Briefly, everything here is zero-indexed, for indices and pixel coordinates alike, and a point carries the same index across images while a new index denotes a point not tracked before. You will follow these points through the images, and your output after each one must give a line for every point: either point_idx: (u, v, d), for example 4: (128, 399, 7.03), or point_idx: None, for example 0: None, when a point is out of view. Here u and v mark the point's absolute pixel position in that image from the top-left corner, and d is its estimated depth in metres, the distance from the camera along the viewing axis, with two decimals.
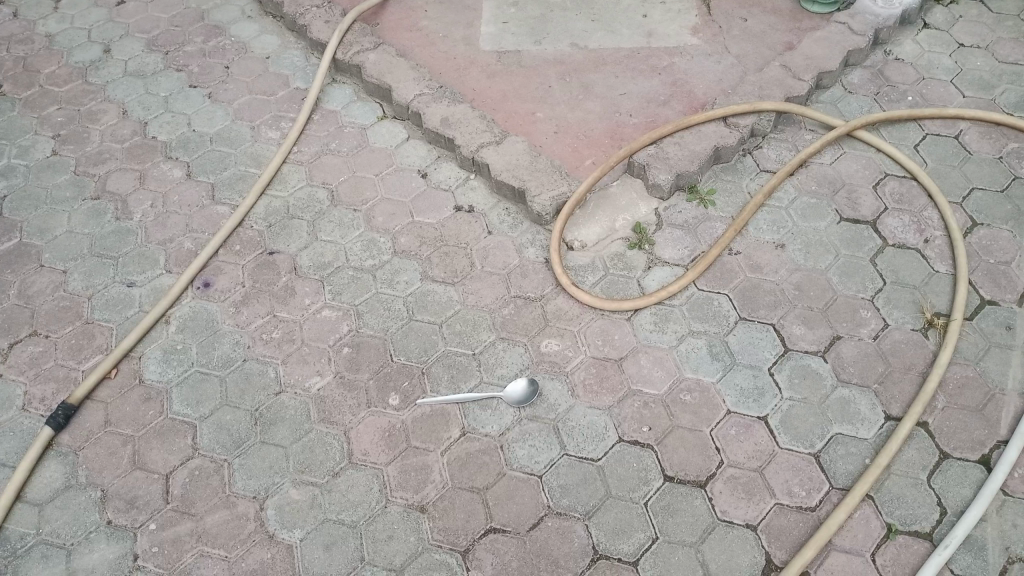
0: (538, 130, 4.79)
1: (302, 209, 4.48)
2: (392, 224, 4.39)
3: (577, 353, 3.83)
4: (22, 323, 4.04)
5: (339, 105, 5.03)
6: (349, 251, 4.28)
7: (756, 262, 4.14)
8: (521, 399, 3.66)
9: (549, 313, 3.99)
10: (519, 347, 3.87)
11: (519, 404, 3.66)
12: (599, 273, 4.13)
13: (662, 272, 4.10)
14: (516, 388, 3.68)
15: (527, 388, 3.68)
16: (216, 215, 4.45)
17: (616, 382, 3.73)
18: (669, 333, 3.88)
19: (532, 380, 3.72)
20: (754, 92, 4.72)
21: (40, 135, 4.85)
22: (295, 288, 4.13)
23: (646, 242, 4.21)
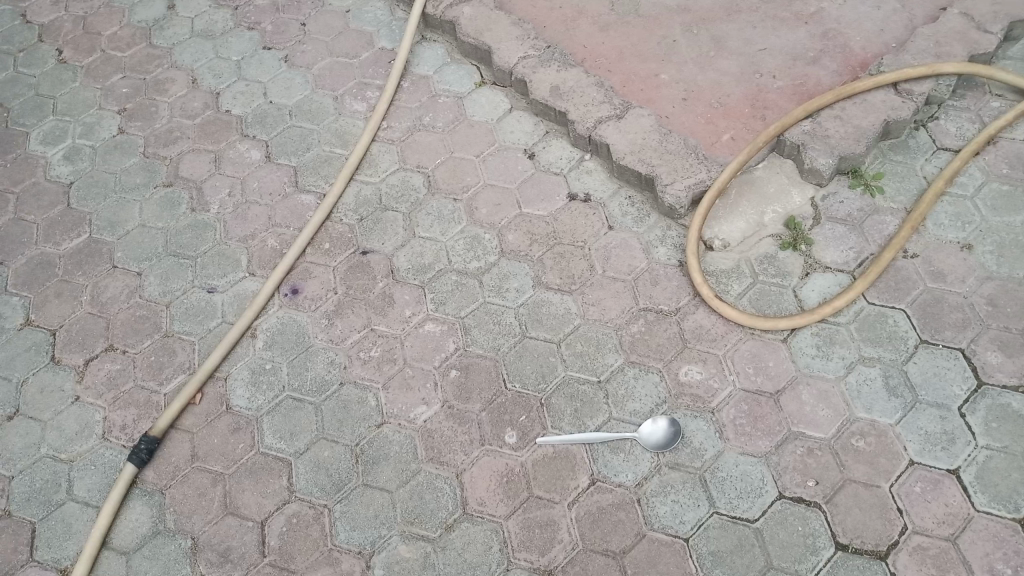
0: (664, 97, 4.09)
1: (395, 198, 3.93)
2: (496, 218, 3.83)
3: (725, 385, 3.28)
4: (96, 336, 3.64)
5: (431, 68, 4.40)
6: (451, 251, 3.74)
7: (938, 268, 3.46)
8: (663, 443, 3.15)
9: (687, 333, 3.42)
10: (653, 374, 3.33)
11: (658, 449, 3.15)
12: (746, 281, 3.52)
13: (822, 280, 3.48)
14: (653, 429, 3.17)
15: (666, 428, 3.17)
16: (300, 206, 3.94)
17: (774, 422, 3.19)
18: (835, 359, 3.30)
19: (669, 419, 3.20)
20: (931, 48, 3.90)
21: (105, 110, 4.38)
22: (393, 295, 3.62)
23: (803, 241, 3.57)
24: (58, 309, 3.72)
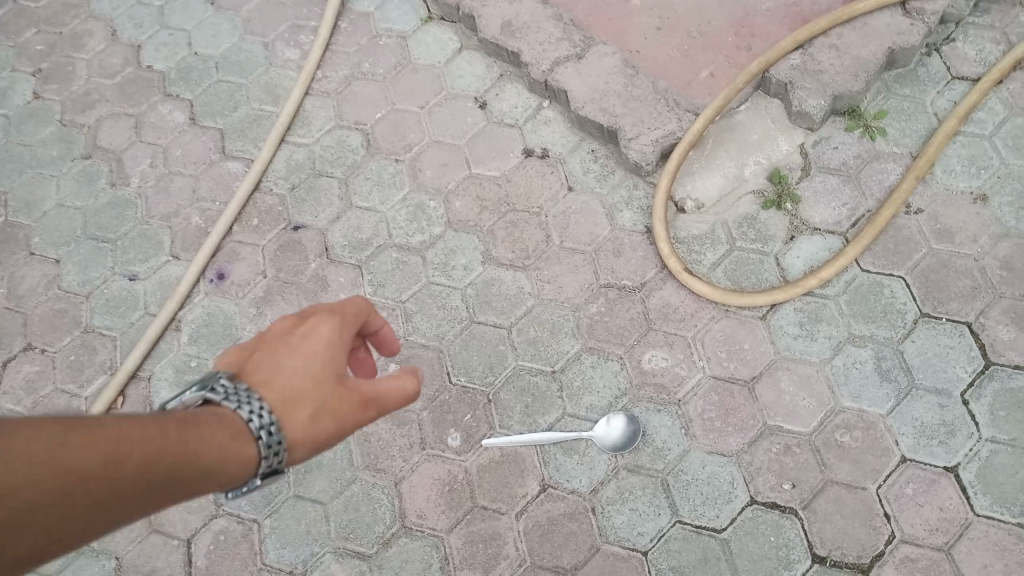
0: (633, 27, 3.54)
1: (331, 162, 3.51)
2: (443, 181, 3.39)
3: (693, 373, 2.87)
4: (14, 333, 3.37)
5: (371, 4, 3.87)
6: (391, 222, 3.34)
7: (946, 226, 2.97)
8: (620, 444, 2.78)
9: (652, 312, 3.00)
10: (613, 363, 2.94)
11: (615, 451, 2.78)
12: (722, 248, 3.07)
13: (810, 244, 3.02)
14: (609, 429, 2.80)
15: (624, 427, 2.80)
16: (228, 176, 3.55)
17: (748, 415, 2.79)
18: (821, 339, 2.86)
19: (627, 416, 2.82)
20: None
21: (18, 72, 3.97)
22: (327, 278, 3.26)
23: (788, 199, 3.09)
24: None
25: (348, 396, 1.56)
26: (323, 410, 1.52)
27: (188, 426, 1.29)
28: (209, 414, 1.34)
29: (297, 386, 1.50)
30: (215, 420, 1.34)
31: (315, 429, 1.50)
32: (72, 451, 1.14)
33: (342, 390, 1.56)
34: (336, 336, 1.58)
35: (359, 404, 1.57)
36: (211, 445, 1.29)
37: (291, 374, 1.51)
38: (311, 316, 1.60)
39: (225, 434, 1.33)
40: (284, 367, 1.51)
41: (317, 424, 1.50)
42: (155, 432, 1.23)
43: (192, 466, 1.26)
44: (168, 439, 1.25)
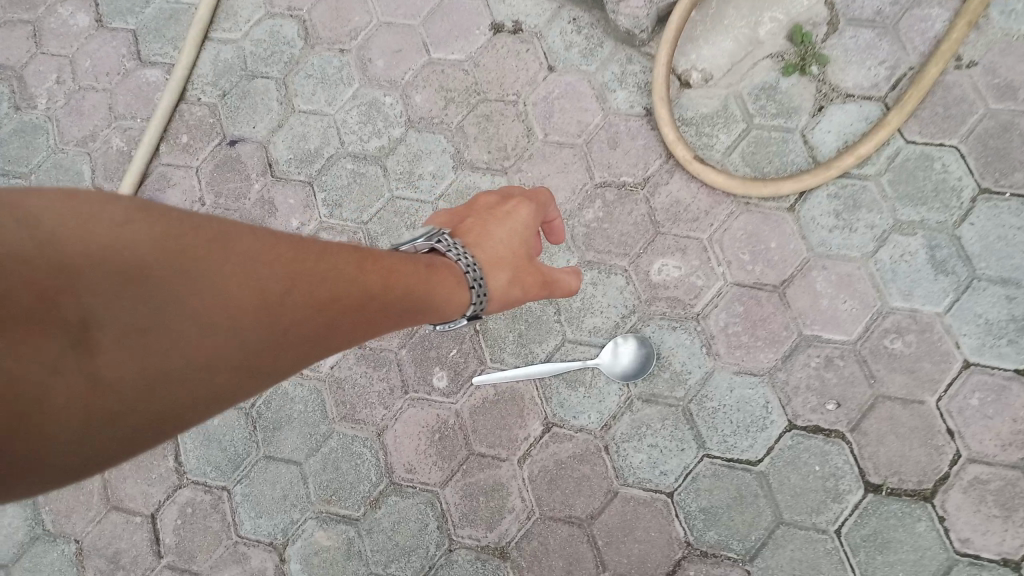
0: None
1: (265, 59, 2.95)
2: (398, 71, 2.85)
3: (712, 282, 2.44)
4: None
5: None
6: (341, 126, 2.82)
7: (1006, 79, 2.46)
8: (630, 373, 2.37)
9: (659, 213, 2.54)
10: (617, 277, 2.50)
11: (627, 380, 2.37)
12: (738, 128, 2.58)
13: (842, 115, 2.53)
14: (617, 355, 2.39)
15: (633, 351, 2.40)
16: (146, 86, 3.00)
17: (779, 326, 2.37)
18: (860, 231, 2.42)
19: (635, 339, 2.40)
20: None
21: None
22: (275, 201, 2.78)
23: (813, 61, 2.57)
24: None
25: (536, 276, 1.81)
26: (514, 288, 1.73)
27: (422, 269, 1.56)
28: (450, 263, 1.63)
29: (505, 254, 1.73)
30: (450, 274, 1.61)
31: (510, 293, 1.73)
32: (305, 302, 1.29)
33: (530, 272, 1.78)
34: (534, 217, 1.82)
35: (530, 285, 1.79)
36: (414, 289, 1.49)
37: (497, 248, 1.73)
38: (519, 201, 1.83)
39: (455, 279, 1.61)
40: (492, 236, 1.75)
41: (511, 290, 1.73)
42: (405, 266, 1.52)
43: (424, 298, 1.53)
44: (373, 277, 1.43)
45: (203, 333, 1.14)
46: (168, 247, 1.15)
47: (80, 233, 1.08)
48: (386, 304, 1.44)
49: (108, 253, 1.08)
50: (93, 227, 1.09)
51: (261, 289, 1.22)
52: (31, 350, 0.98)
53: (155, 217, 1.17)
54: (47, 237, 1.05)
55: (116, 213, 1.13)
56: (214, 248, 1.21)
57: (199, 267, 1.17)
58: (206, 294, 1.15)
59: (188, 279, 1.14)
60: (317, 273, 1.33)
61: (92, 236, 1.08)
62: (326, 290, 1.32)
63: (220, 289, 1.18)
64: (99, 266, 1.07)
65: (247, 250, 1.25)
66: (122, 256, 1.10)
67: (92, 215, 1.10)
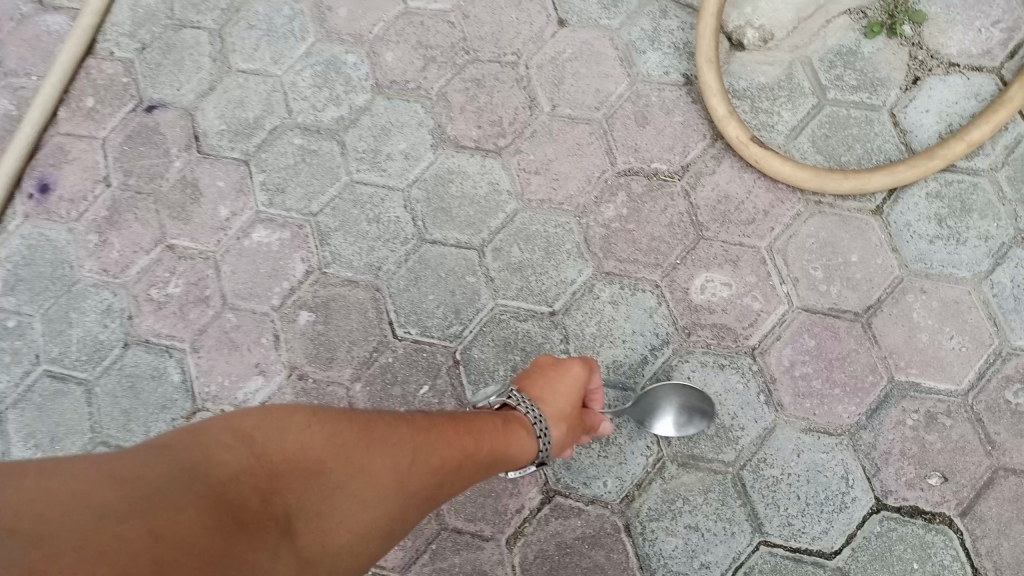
0: None
1: (196, 5, 2.32)
2: (365, 22, 2.22)
3: (774, 306, 1.83)
4: None
5: None
6: (291, 89, 2.19)
7: None
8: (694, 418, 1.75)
9: (701, 212, 1.93)
10: (645, 295, 1.88)
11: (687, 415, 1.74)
12: (806, 104, 1.96)
13: (944, 90, 1.93)
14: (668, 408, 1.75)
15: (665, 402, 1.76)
16: (46, 35, 2.36)
17: (863, 368, 1.76)
18: (972, 243, 1.81)
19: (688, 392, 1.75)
20: None
21: None
22: (200, 183, 2.14)
23: (905, 18, 1.98)
24: None
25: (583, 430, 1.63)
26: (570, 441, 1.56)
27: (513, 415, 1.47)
28: (518, 417, 1.47)
29: (570, 411, 1.55)
30: (521, 427, 1.44)
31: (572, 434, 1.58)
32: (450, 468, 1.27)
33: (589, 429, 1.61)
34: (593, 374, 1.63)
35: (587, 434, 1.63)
36: (526, 443, 1.44)
37: (566, 409, 1.54)
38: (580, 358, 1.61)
39: (526, 434, 1.45)
40: (558, 387, 1.55)
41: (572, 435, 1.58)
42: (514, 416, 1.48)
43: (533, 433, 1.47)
44: (512, 431, 1.42)
45: (370, 522, 1.16)
46: (340, 439, 1.18)
47: (274, 443, 1.14)
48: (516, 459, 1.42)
49: (295, 459, 1.14)
50: (282, 436, 1.15)
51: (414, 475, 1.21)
52: (253, 551, 1.03)
53: (337, 418, 1.22)
54: (258, 454, 1.12)
55: (299, 420, 1.18)
56: (369, 431, 1.23)
57: (372, 443, 1.20)
58: (363, 484, 1.16)
59: (350, 472, 1.16)
60: (465, 438, 1.32)
61: (285, 444, 1.14)
62: (456, 455, 1.29)
63: (378, 480, 1.17)
64: (289, 471, 1.13)
65: (410, 433, 1.26)
66: (305, 460, 1.14)
67: (284, 427, 1.16)
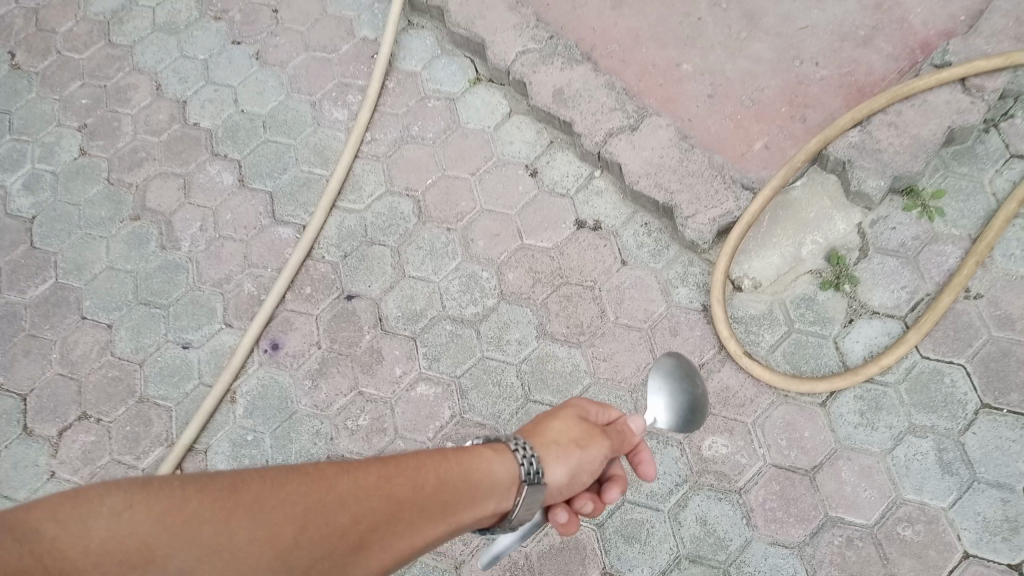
0: (684, 94, 3.53)
1: (382, 229, 3.49)
2: (495, 251, 3.39)
3: (753, 461, 2.90)
4: (68, 402, 3.37)
5: (419, 64, 3.86)
6: (444, 293, 3.34)
7: (1006, 312, 2.97)
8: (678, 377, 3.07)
9: (711, 396, 3.02)
10: (672, 448, 2.97)
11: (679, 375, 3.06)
12: (781, 331, 3.08)
13: (869, 328, 3.03)
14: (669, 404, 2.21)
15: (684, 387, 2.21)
16: (279, 241, 3.53)
17: (809, 505, 2.81)
18: (881, 429, 2.88)
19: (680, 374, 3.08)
20: (1010, 29, 3.24)
21: (64, 126, 3.99)
22: (382, 350, 3.27)
23: (846, 279, 3.10)
24: (28, 370, 3.46)
25: (592, 453, 1.73)
26: (570, 455, 1.70)
27: (448, 458, 1.57)
28: (501, 445, 1.66)
29: (560, 438, 1.73)
30: (487, 449, 1.64)
31: (572, 459, 1.69)
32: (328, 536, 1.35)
33: (593, 441, 1.75)
34: (579, 412, 1.82)
35: (596, 445, 1.74)
36: (447, 482, 1.51)
37: (551, 432, 1.74)
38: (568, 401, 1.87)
39: (497, 460, 1.61)
40: (542, 421, 1.79)
41: (573, 460, 1.69)
42: (428, 465, 1.53)
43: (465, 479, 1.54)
44: (435, 481, 1.50)
45: None
46: (176, 521, 1.27)
47: (86, 533, 1.23)
48: (446, 516, 1.49)
49: (109, 551, 1.22)
50: (96, 523, 1.24)
51: (291, 550, 1.31)
52: None
53: (198, 486, 1.33)
54: (50, 551, 1.21)
55: (117, 503, 1.27)
56: (232, 497, 1.33)
57: (239, 508, 1.32)
58: (211, 568, 1.26)
59: (181, 556, 1.25)
60: (365, 494, 1.42)
61: (95, 539, 1.23)
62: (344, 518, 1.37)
63: (229, 558, 1.27)
64: (98, 567, 1.21)
65: (280, 496, 1.35)
66: (126, 548, 1.23)
67: (100, 509, 1.25)
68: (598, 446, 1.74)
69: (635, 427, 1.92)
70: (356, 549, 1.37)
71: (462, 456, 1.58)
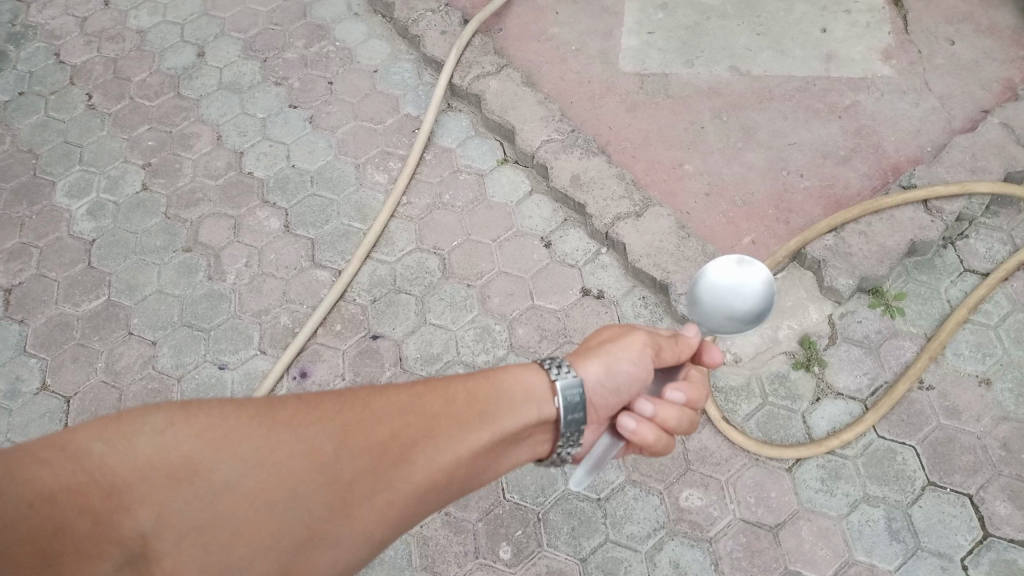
0: (685, 190, 4.03)
1: (410, 280, 3.92)
2: (508, 308, 3.81)
3: (724, 514, 3.25)
4: (108, 407, 3.68)
5: (454, 141, 4.37)
6: (460, 341, 3.73)
7: (952, 403, 3.40)
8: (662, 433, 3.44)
9: (691, 453, 3.40)
10: (653, 497, 3.32)
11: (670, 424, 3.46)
12: (756, 402, 3.48)
13: (833, 407, 3.44)
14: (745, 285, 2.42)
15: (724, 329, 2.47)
16: (316, 282, 3.94)
17: (771, 557, 3.15)
18: (839, 495, 3.25)
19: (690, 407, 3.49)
20: (966, 161, 3.83)
21: (130, 163, 4.43)
22: None
23: (816, 362, 3.53)
24: (73, 375, 3.78)
25: (628, 343, 1.99)
26: (603, 352, 1.96)
27: (482, 378, 1.79)
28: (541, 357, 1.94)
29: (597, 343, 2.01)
30: (520, 366, 1.85)
31: (605, 353, 1.96)
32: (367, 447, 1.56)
33: (627, 335, 2.01)
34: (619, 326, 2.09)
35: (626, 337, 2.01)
36: (478, 401, 1.72)
37: (590, 344, 2.04)
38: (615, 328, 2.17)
39: (528, 373, 1.84)
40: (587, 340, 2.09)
41: (606, 353, 1.96)
42: (461, 390, 1.73)
43: (489, 405, 1.72)
44: (460, 404, 1.70)
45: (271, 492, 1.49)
46: (217, 437, 1.52)
47: (131, 451, 1.47)
48: (476, 431, 1.67)
49: (157, 462, 1.47)
50: (143, 440, 1.48)
51: (328, 462, 1.52)
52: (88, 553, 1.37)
53: (236, 410, 1.57)
54: (99, 467, 1.44)
55: (160, 423, 1.51)
56: (269, 418, 1.57)
57: (275, 426, 1.56)
58: (250, 478, 1.49)
59: (221, 469, 1.49)
60: (396, 416, 1.62)
61: (140, 457, 1.47)
62: (381, 435, 1.58)
63: (266, 469, 1.50)
64: (146, 479, 1.45)
65: (314, 417, 1.59)
66: (173, 462, 1.48)
67: (146, 427, 1.50)
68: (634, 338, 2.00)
69: (688, 338, 2.12)
70: (396, 463, 1.56)
71: (486, 382, 1.77)
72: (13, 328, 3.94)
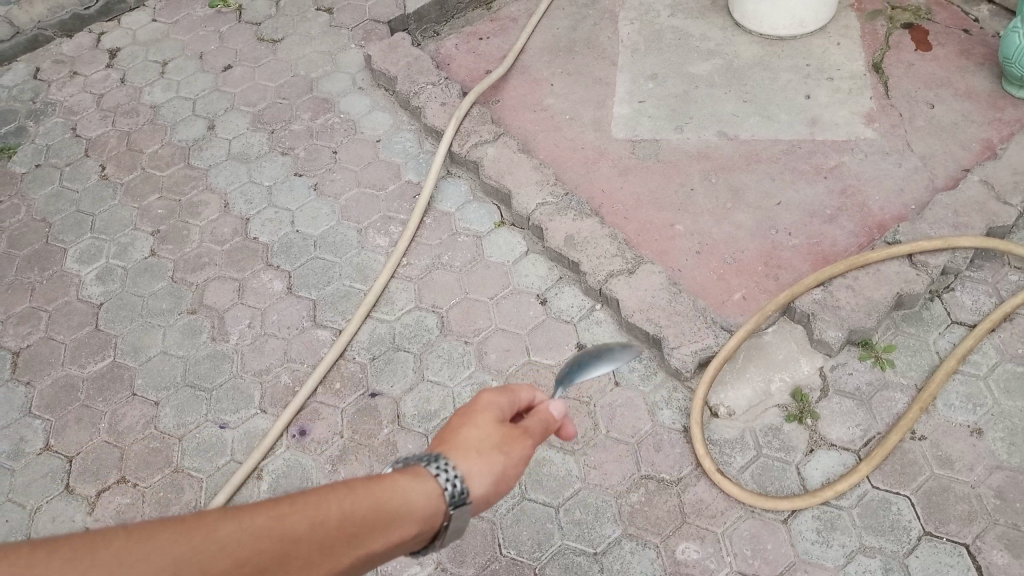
0: (676, 249, 4.14)
1: (408, 338, 4.01)
2: (505, 364, 3.88)
3: (722, 566, 3.25)
4: (110, 466, 3.73)
5: (453, 206, 4.52)
6: (457, 397, 3.80)
7: (946, 453, 3.42)
8: (663, 478, 3.49)
9: (687, 506, 3.41)
10: (650, 550, 3.31)
11: (667, 473, 3.50)
12: (750, 454, 3.51)
13: (827, 458, 3.46)
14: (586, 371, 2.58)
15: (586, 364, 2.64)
16: (316, 342, 4.03)
17: None
18: (835, 546, 3.24)
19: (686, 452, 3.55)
20: (949, 217, 3.94)
21: (139, 230, 4.58)
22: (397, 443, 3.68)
23: (808, 415, 3.57)
24: (77, 435, 3.84)
25: (516, 452, 1.74)
26: (495, 464, 1.69)
27: (363, 484, 1.48)
28: (426, 478, 1.58)
29: (482, 446, 1.70)
30: (404, 475, 1.56)
31: (492, 467, 1.67)
32: None
33: (512, 445, 1.74)
34: (496, 406, 1.81)
35: (487, 407, 1.79)
36: (349, 522, 1.41)
37: (472, 440, 1.70)
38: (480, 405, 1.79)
39: (409, 483, 1.55)
40: (459, 427, 1.74)
41: (494, 465, 1.68)
42: (333, 504, 1.41)
43: (366, 521, 1.44)
44: (330, 525, 1.39)
45: None
46: None
47: None
48: (339, 557, 1.39)
49: None
50: None
51: None
52: None
53: (48, 548, 1.17)
54: None
55: None
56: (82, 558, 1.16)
57: (97, 569, 1.16)
58: None
59: None
60: (248, 538, 1.30)
61: None
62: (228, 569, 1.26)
63: None
64: None
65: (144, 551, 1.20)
66: None
67: None
68: (493, 401, 1.82)
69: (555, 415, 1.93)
70: None
71: (366, 489, 1.47)
72: (19, 389, 4.02)
